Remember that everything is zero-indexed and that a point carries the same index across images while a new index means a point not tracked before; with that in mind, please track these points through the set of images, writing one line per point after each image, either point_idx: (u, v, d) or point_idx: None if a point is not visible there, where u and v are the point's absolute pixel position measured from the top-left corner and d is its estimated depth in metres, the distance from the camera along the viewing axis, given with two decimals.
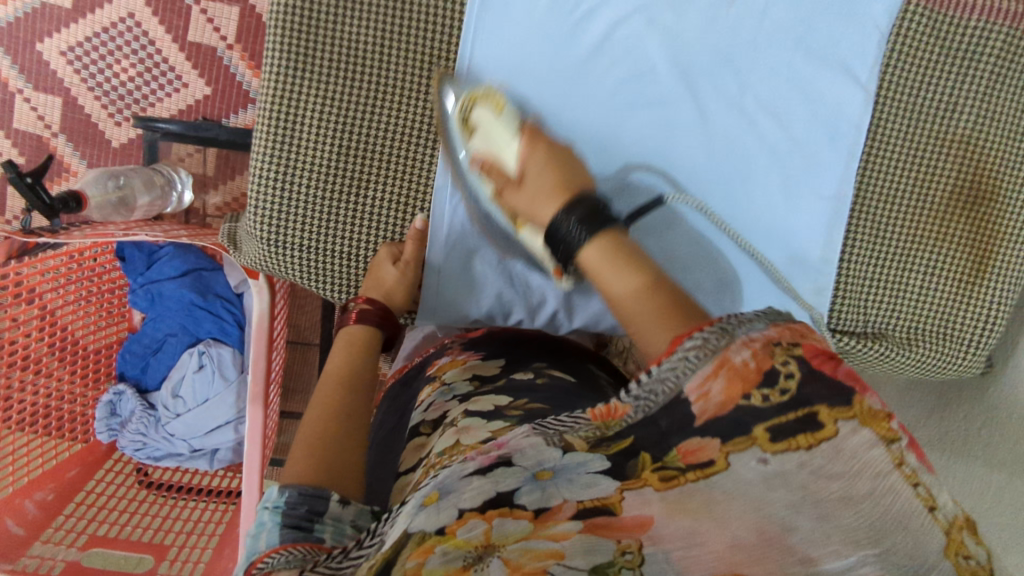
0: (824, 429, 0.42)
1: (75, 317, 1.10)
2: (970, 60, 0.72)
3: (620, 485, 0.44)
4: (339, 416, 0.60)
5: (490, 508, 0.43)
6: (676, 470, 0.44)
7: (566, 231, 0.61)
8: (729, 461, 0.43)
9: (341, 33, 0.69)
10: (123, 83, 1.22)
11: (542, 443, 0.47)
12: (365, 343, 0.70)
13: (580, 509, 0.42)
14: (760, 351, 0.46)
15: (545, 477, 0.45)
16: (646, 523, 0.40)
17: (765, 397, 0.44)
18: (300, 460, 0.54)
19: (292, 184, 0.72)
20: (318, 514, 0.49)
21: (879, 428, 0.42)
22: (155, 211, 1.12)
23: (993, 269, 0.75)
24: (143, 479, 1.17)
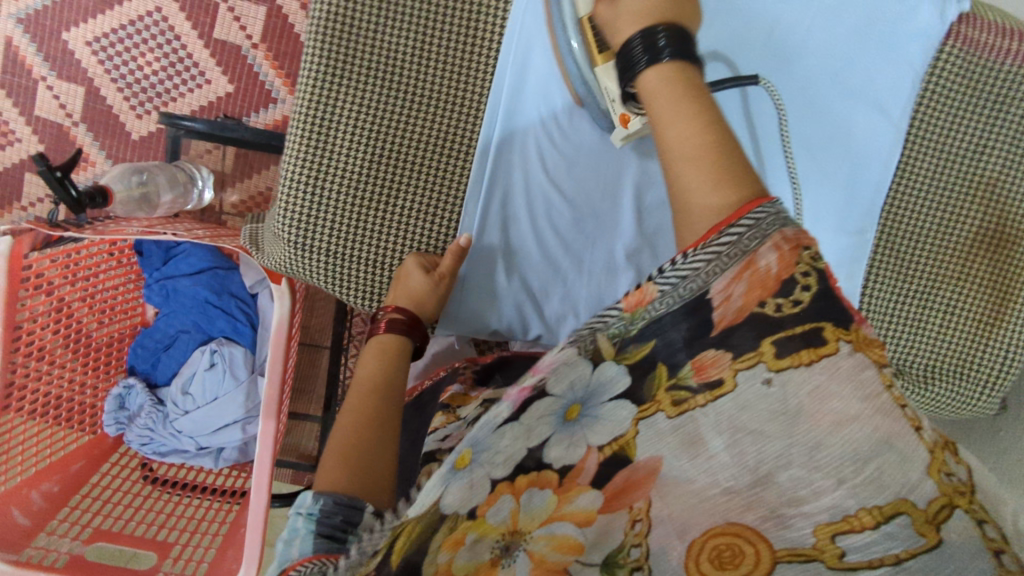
0: (827, 346, 0.43)
1: (89, 308, 1.10)
2: (1002, 104, 0.72)
3: (635, 413, 0.47)
4: (370, 425, 0.59)
5: (520, 476, 0.47)
6: (688, 392, 0.45)
7: (642, 46, 0.56)
8: (738, 381, 0.44)
9: (380, 44, 0.70)
10: (147, 76, 1.23)
11: (572, 361, 0.49)
12: (393, 351, 0.68)
13: (602, 463, 0.46)
14: (786, 255, 0.46)
15: (574, 414, 0.48)
16: (655, 471, 0.45)
17: (778, 306, 0.45)
18: (332, 469, 0.54)
19: (324, 186, 0.72)
20: (351, 524, 0.49)
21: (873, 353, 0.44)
22: (176, 208, 1.12)
23: (1017, 313, 0.75)
24: (147, 474, 1.17)
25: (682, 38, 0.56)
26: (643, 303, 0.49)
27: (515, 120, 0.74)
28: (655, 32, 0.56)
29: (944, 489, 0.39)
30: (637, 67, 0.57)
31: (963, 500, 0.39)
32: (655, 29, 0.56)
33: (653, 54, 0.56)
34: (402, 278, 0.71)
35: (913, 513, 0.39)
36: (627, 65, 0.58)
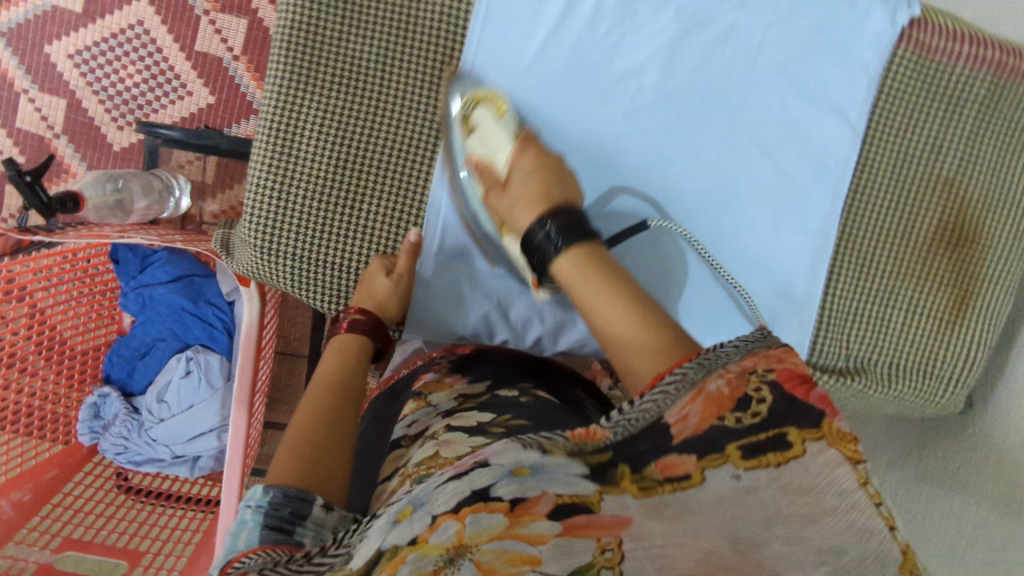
0: (794, 448, 0.45)
1: (65, 317, 1.10)
2: (954, 104, 0.74)
3: (597, 487, 0.44)
4: (328, 421, 0.59)
5: (464, 506, 0.42)
6: (654, 483, 0.45)
7: (541, 236, 0.65)
8: (705, 476, 0.45)
9: (344, 49, 0.71)
10: (128, 88, 1.24)
11: (516, 446, 0.46)
12: (356, 349, 0.69)
13: (558, 504, 0.42)
14: (734, 379, 0.49)
15: (523, 474, 0.44)
16: (625, 523, 0.41)
17: (737, 419, 0.47)
18: (287, 463, 0.54)
19: (288, 192, 0.73)
20: (301, 517, 0.49)
21: (847, 449, 0.45)
22: (151, 215, 1.11)
23: (976, 309, 0.77)
24: (121, 484, 1.16)
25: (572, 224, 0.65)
26: (592, 437, 0.48)
27: None
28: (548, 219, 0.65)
29: None
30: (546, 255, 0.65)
31: None
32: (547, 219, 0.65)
33: (554, 243, 0.64)
34: (366, 280, 0.72)
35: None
36: (537, 253, 0.66)
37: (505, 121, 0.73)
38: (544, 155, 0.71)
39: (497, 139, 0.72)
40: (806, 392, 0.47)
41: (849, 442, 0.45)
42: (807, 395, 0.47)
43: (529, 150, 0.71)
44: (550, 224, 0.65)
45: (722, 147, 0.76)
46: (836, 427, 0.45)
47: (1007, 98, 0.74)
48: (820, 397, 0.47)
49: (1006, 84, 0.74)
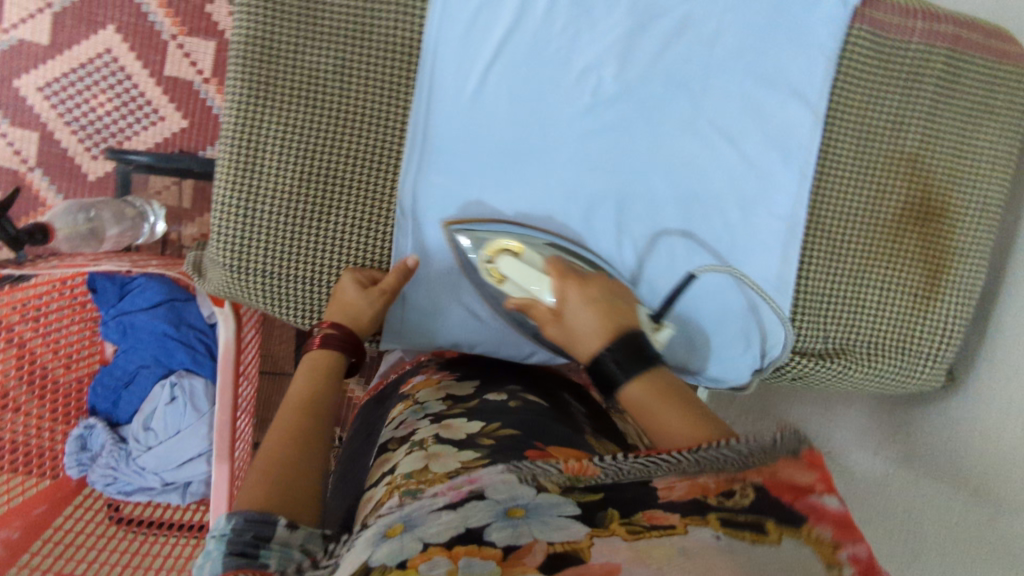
0: (769, 535, 0.43)
1: (48, 351, 1.08)
2: (913, 81, 0.75)
3: (587, 530, 0.44)
4: (297, 441, 0.59)
5: (458, 545, 0.43)
6: (642, 527, 0.44)
7: (609, 367, 0.61)
8: (689, 530, 0.44)
9: (300, 64, 0.71)
10: (100, 117, 1.23)
11: (512, 479, 0.47)
12: (330, 367, 0.69)
13: (549, 553, 0.41)
14: (722, 479, 0.48)
15: (517, 515, 0.45)
16: (613, 572, 0.39)
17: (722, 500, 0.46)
18: (254, 485, 0.54)
19: (254, 209, 0.72)
20: (263, 540, 0.48)
21: (823, 552, 0.42)
22: (125, 242, 1.11)
23: (949, 283, 0.77)
24: (113, 515, 1.15)
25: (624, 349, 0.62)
26: (583, 473, 0.48)
27: (440, 129, 0.75)
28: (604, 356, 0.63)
29: None
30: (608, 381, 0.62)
31: None
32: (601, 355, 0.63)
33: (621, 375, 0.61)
34: (337, 294, 0.72)
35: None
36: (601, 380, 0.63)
37: (530, 254, 0.73)
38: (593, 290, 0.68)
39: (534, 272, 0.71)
40: (792, 499, 0.46)
41: (827, 546, 0.42)
42: (793, 500, 0.46)
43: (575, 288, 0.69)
44: (615, 356, 0.61)
45: (688, 137, 0.76)
46: (817, 536, 0.43)
47: (964, 71, 0.75)
48: (809, 505, 0.45)
49: (963, 58, 0.75)
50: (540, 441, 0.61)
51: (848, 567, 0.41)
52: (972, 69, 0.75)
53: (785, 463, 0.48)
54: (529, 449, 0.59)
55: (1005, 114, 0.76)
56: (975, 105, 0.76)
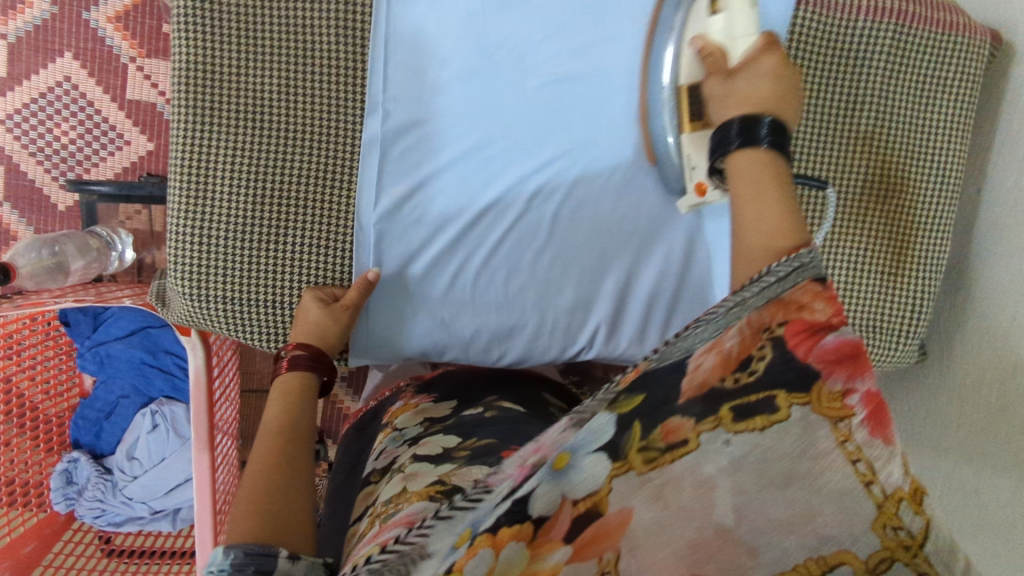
0: (779, 410, 0.39)
1: (31, 384, 1.08)
2: (862, 59, 0.75)
3: (610, 469, 0.40)
4: (277, 471, 0.57)
5: (503, 530, 0.39)
6: (657, 452, 0.40)
7: (740, 127, 0.59)
8: (702, 441, 0.39)
9: (245, 87, 0.71)
10: (65, 145, 1.21)
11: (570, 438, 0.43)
12: (299, 391, 0.67)
13: (575, 519, 0.39)
14: (747, 335, 0.42)
15: (559, 471, 0.40)
16: (627, 520, 0.39)
17: (738, 380, 0.41)
18: (241, 519, 0.51)
19: (209, 236, 0.72)
20: (265, 574, 0.46)
21: (832, 410, 0.38)
22: (93, 273, 1.10)
23: (913, 256, 0.79)
24: (110, 549, 1.15)
25: (778, 127, 0.59)
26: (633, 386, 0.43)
27: (391, 139, 0.73)
28: (756, 120, 0.59)
29: (886, 544, 0.34)
30: (730, 134, 0.59)
31: (909, 556, 0.33)
32: (760, 116, 0.59)
33: (743, 138, 0.59)
34: (301, 314, 0.71)
35: (856, 564, 0.34)
36: (721, 142, 0.61)
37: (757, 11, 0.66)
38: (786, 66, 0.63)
39: (746, 28, 0.65)
40: (805, 351, 0.40)
41: (836, 402, 0.38)
42: (808, 352, 0.40)
43: (773, 53, 0.63)
44: (764, 121, 0.59)
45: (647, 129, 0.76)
46: (826, 388, 0.38)
47: (912, 44, 0.76)
48: (823, 352, 0.40)
49: (909, 32, 0.75)
50: (517, 445, 0.62)
51: (862, 409, 0.38)
52: (919, 40, 0.76)
53: (811, 295, 0.44)
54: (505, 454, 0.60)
55: (957, 83, 0.77)
56: (926, 77, 0.77)
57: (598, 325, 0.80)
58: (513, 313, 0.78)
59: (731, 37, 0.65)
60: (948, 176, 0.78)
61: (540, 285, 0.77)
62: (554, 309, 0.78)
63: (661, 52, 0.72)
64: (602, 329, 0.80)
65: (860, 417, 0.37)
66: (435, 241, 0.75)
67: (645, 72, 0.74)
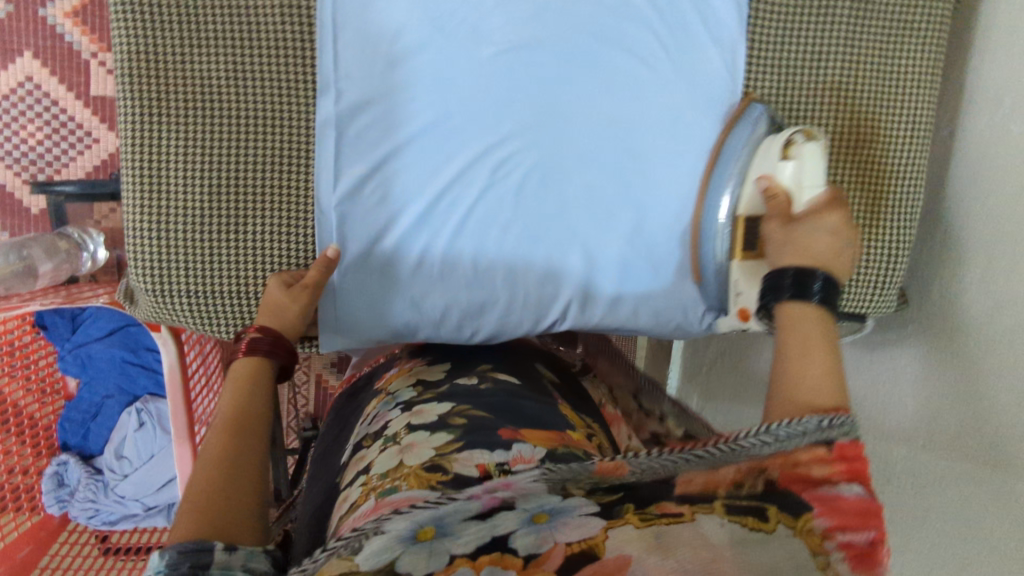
0: (768, 524, 0.40)
1: (21, 392, 1.08)
2: (826, 7, 0.75)
3: (604, 523, 0.42)
4: (222, 464, 0.52)
5: (482, 554, 0.39)
6: (653, 516, 0.42)
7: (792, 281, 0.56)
8: (697, 518, 0.41)
9: (192, 74, 0.70)
10: (33, 147, 1.19)
11: (541, 489, 0.44)
12: (249, 375, 0.62)
13: (568, 555, 0.39)
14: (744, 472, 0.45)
15: (543, 520, 0.42)
16: (625, 567, 0.37)
17: (729, 493, 0.43)
18: (180, 521, 0.47)
19: (167, 230, 0.71)
20: (203, 568, 0.43)
21: (810, 540, 0.39)
22: (65, 275, 1.09)
23: (888, 207, 0.77)
24: (108, 548, 1.14)
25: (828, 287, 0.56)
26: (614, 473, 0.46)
27: (348, 118, 0.72)
28: (811, 274, 0.56)
29: None
30: (784, 282, 0.57)
31: None
32: (814, 271, 0.57)
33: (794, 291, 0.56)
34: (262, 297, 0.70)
35: None
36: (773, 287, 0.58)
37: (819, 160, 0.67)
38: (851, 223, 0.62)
39: (815, 176, 0.66)
40: (801, 490, 0.42)
41: (816, 535, 0.39)
42: (801, 488, 0.42)
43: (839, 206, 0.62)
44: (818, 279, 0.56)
45: (609, 92, 0.74)
46: (812, 523, 0.40)
47: None
48: (820, 497, 0.41)
49: None
50: (512, 423, 0.59)
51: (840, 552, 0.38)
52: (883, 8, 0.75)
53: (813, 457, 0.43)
54: (501, 431, 0.57)
55: (924, 49, 0.75)
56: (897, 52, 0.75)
57: (571, 296, 0.78)
58: (484, 288, 0.77)
59: (799, 181, 0.66)
60: (920, 152, 0.76)
61: (509, 258, 0.77)
62: (524, 282, 0.77)
63: (726, 171, 0.75)
64: (575, 301, 0.79)
65: (838, 555, 0.38)
66: (400, 219, 0.74)
67: (702, 195, 0.76)
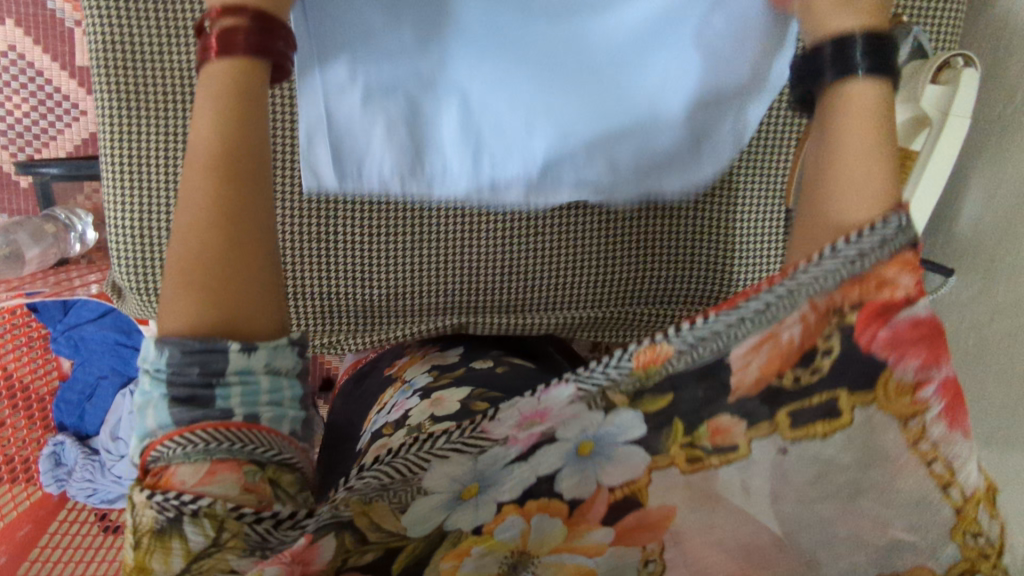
0: (842, 415, 0.41)
1: (18, 362, 1.10)
2: None
3: (649, 464, 0.42)
4: (224, 225, 0.41)
5: (529, 500, 0.42)
6: (701, 450, 0.42)
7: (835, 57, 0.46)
8: (750, 449, 0.42)
9: (170, 67, 0.67)
10: (20, 119, 1.16)
11: (583, 409, 0.37)
12: (241, 91, 0.43)
13: (612, 503, 0.43)
14: (814, 323, 0.38)
15: (585, 450, 0.40)
16: (670, 516, 0.45)
17: (796, 378, 0.40)
18: (179, 297, 0.40)
19: (149, 229, 0.71)
20: (216, 374, 0.40)
21: (901, 407, 0.40)
22: (50, 261, 1.07)
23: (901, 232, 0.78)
24: (106, 526, 1.16)
25: (876, 50, 0.45)
26: (658, 361, 0.36)
27: None
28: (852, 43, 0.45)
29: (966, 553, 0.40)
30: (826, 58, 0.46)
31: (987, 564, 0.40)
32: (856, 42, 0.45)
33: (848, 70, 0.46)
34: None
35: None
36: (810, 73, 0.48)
37: (964, 96, 0.65)
38: (954, 145, 0.66)
39: (964, 103, 0.65)
40: (870, 339, 0.39)
41: (905, 397, 0.40)
42: (871, 342, 0.39)
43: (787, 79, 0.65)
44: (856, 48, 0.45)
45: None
46: (896, 381, 0.40)
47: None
48: (900, 326, 0.39)
49: None
50: None
51: (934, 406, 0.39)
52: (918, 10, 0.73)
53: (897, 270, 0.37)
54: None
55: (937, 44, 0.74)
56: (956, 45, 0.74)
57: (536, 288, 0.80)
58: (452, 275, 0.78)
59: (945, 111, 0.66)
60: None
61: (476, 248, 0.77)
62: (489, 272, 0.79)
63: None
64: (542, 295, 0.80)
65: (935, 412, 0.39)
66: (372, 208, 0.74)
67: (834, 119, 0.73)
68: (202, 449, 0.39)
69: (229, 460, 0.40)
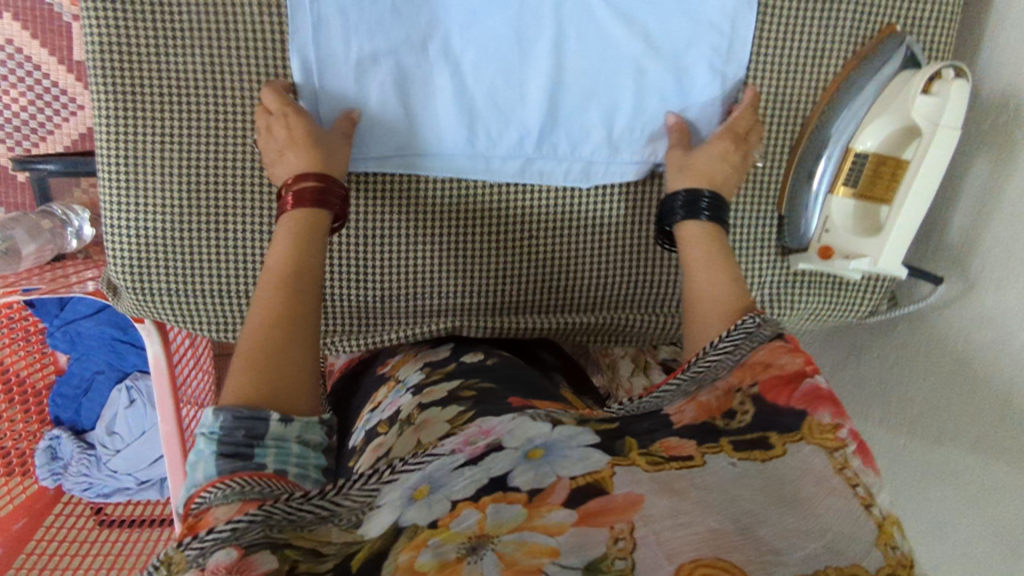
0: (775, 449, 0.44)
1: (15, 356, 1.10)
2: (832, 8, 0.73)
3: (610, 459, 0.43)
4: (285, 325, 0.54)
5: (484, 493, 0.41)
6: (660, 458, 0.44)
7: (685, 201, 0.70)
8: (705, 460, 0.44)
9: (167, 69, 0.68)
10: (16, 113, 1.16)
11: (518, 423, 0.46)
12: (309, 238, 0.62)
13: (573, 488, 0.41)
14: (722, 395, 0.48)
15: (536, 456, 0.43)
16: (636, 503, 0.40)
17: (726, 423, 0.46)
18: (242, 375, 0.51)
19: (144, 228, 0.71)
20: (257, 437, 0.47)
21: (825, 440, 0.43)
22: (48, 255, 1.08)
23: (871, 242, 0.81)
24: (103, 519, 1.17)
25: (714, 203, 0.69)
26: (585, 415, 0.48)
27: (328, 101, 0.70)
28: (699, 194, 0.70)
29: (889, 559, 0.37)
30: (676, 203, 0.70)
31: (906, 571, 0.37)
32: (701, 191, 0.70)
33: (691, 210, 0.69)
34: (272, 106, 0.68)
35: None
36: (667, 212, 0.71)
37: (953, 107, 0.66)
38: (941, 160, 0.68)
39: (954, 113, 0.66)
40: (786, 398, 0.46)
41: (827, 434, 0.43)
42: (790, 401, 0.46)
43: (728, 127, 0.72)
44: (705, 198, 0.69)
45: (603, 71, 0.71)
46: (817, 424, 0.44)
47: None
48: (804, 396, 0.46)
49: None
50: (516, 394, 0.60)
51: (850, 444, 0.43)
52: (912, 21, 0.74)
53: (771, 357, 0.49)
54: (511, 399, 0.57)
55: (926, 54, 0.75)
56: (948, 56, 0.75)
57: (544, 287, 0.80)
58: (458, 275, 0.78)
59: (934, 123, 0.67)
60: None
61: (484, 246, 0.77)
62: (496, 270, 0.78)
63: (847, 111, 0.74)
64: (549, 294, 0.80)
65: (851, 449, 0.43)
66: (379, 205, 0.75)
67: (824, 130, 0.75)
68: (238, 490, 0.43)
69: (257, 498, 0.43)
